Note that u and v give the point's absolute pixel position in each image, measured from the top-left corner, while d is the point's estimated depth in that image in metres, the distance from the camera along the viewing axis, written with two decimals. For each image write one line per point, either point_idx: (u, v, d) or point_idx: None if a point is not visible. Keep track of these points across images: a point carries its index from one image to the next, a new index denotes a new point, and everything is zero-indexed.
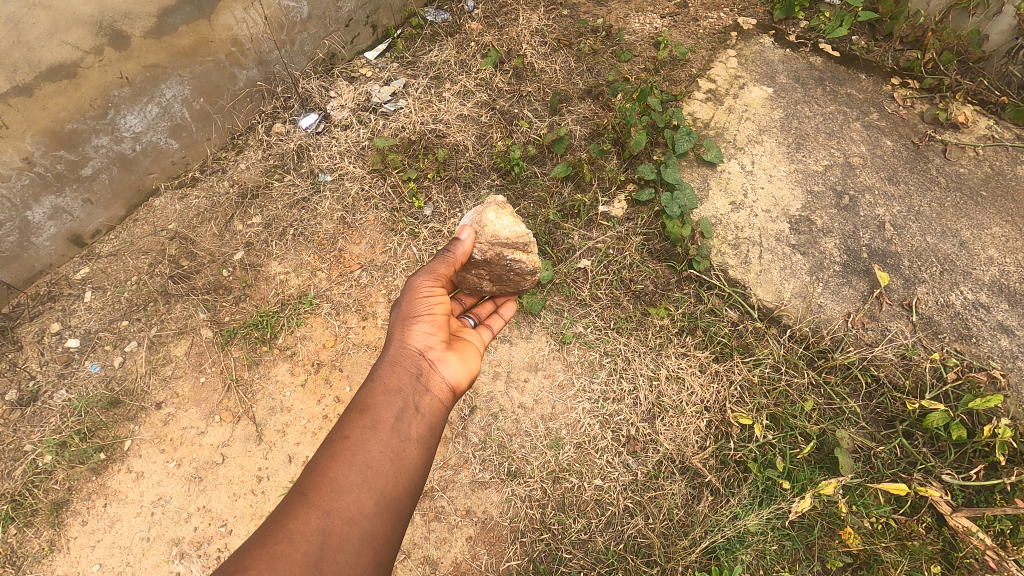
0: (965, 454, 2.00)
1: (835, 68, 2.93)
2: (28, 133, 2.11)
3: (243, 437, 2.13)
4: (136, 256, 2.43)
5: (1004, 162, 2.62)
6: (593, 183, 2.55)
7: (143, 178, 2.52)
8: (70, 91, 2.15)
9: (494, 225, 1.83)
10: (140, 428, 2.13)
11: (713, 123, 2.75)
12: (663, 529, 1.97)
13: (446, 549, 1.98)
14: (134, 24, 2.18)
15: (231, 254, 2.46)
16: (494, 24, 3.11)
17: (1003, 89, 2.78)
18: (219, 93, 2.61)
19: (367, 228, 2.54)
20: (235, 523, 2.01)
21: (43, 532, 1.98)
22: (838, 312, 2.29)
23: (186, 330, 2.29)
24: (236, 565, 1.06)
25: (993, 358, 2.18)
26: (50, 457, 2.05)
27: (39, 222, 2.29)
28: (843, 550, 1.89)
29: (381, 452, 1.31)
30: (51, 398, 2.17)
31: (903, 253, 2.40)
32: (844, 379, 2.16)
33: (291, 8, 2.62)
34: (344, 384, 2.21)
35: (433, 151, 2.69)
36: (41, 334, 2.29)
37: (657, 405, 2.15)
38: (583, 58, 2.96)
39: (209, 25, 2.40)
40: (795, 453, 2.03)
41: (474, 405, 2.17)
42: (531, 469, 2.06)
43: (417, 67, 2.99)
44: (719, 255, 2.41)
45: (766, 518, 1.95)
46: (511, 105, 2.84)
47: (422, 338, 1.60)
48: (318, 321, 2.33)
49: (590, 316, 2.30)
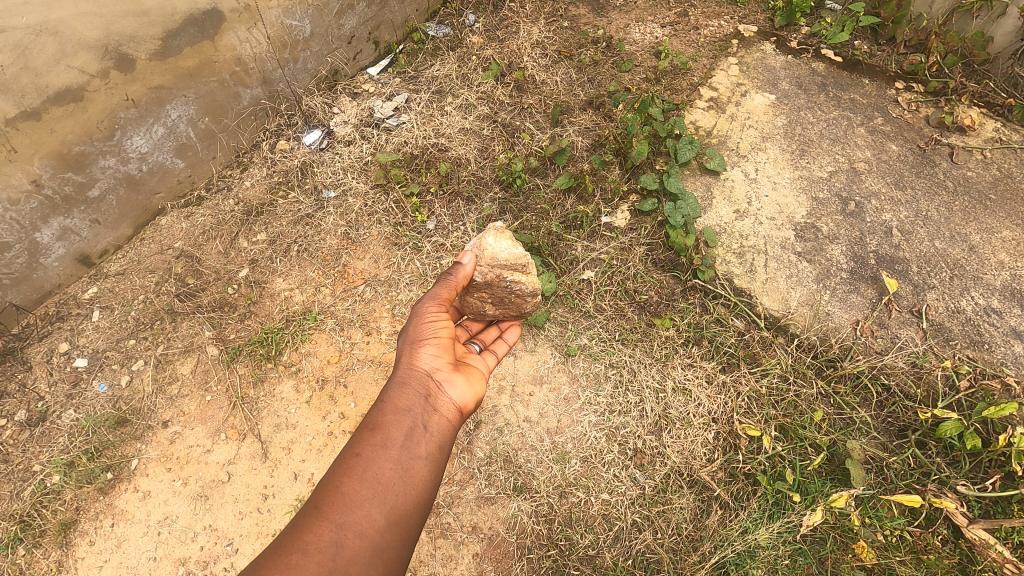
0: (981, 463, 1.96)
1: (838, 74, 2.92)
2: (36, 156, 2.14)
3: (249, 455, 2.13)
4: (143, 275, 2.45)
5: (1013, 165, 2.59)
6: (595, 194, 2.56)
7: (149, 198, 2.55)
8: (77, 114, 2.18)
9: (493, 249, 1.81)
10: (147, 447, 2.13)
11: (715, 132, 2.74)
12: (672, 545, 1.94)
13: (452, 566, 1.95)
14: (139, 48, 2.22)
15: (236, 271, 2.47)
16: (495, 37, 3.14)
17: (1010, 91, 2.75)
18: (223, 112, 2.64)
19: (370, 243, 2.56)
20: (241, 542, 2.00)
21: (51, 553, 1.98)
22: (846, 319, 2.26)
23: (193, 347, 2.31)
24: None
25: (1006, 365, 2.14)
26: (58, 477, 2.06)
27: (47, 243, 2.31)
28: (857, 565, 1.86)
29: (392, 469, 1.30)
30: (59, 418, 2.18)
31: (912, 259, 2.37)
32: (855, 388, 2.13)
33: (295, 27, 2.66)
34: (349, 401, 2.21)
35: (435, 165, 2.71)
36: (49, 354, 2.30)
37: (664, 417, 2.12)
38: (584, 70, 2.98)
39: (213, 45, 2.44)
40: (805, 465, 2.01)
41: (479, 419, 2.15)
42: (537, 484, 2.04)
43: (419, 82, 3.01)
44: (724, 264, 2.39)
45: (777, 533, 1.92)
46: (512, 118, 2.85)
47: (429, 359, 1.60)
48: (322, 337, 2.33)
49: (594, 328, 2.29)
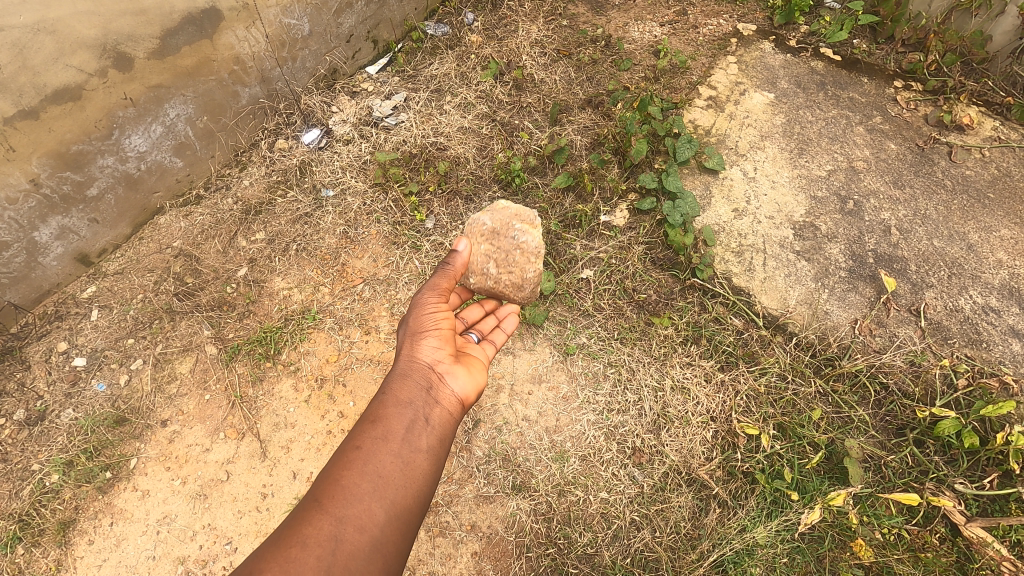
0: (979, 462, 1.96)
1: (837, 73, 2.92)
2: (34, 155, 2.14)
3: (248, 454, 2.13)
4: (142, 274, 2.45)
5: (1011, 163, 2.59)
6: (594, 192, 2.56)
7: (147, 197, 2.55)
8: (75, 113, 2.18)
9: (504, 206, 1.99)
10: (146, 446, 2.14)
11: (714, 130, 2.74)
12: (670, 543, 1.95)
13: (451, 564, 1.95)
14: (137, 46, 2.22)
15: (235, 270, 2.47)
16: (494, 36, 3.14)
17: (1008, 90, 2.75)
18: (222, 111, 2.63)
19: (369, 241, 2.56)
20: (240, 540, 2.00)
21: (50, 551, 1.98)
22: (844, 318, 2.26)
23: (191, 347, 2.31)
24: (250, 568, 1.06)
25: (1004, 363, 2.15)
26: (57, 476, 2.06)
27: (46, 242, 2.31)
28: (855, 563, 1.87)
29: (392, 462, 1.30)
30: (58, 417, 2.18)
31: (911, 258, 2.37)
32: (853, 387, 2.13)
33: (293, 25, 2.65)
34: (348, 400, 2.21)
35: (434, 164, 2.71)
36: (48, 353, 2.30)
37: (663, 416, 2.13)
38: (583, 68, 2.97)
39: (212, 44, 2.43)
40: (803, 463, 2.01)
41: (478, 418, 2.15)
42: (536, 483, 2.04)
43: (418, 81, 3.01)
44: (723, 263, 2.39)
45: (775, 531, 1.92)
46: (511, 116, 2.85)
47: (430, 352, 1.60)
48: (321, 336, 2.33)
49: (593, 327, 2.29)
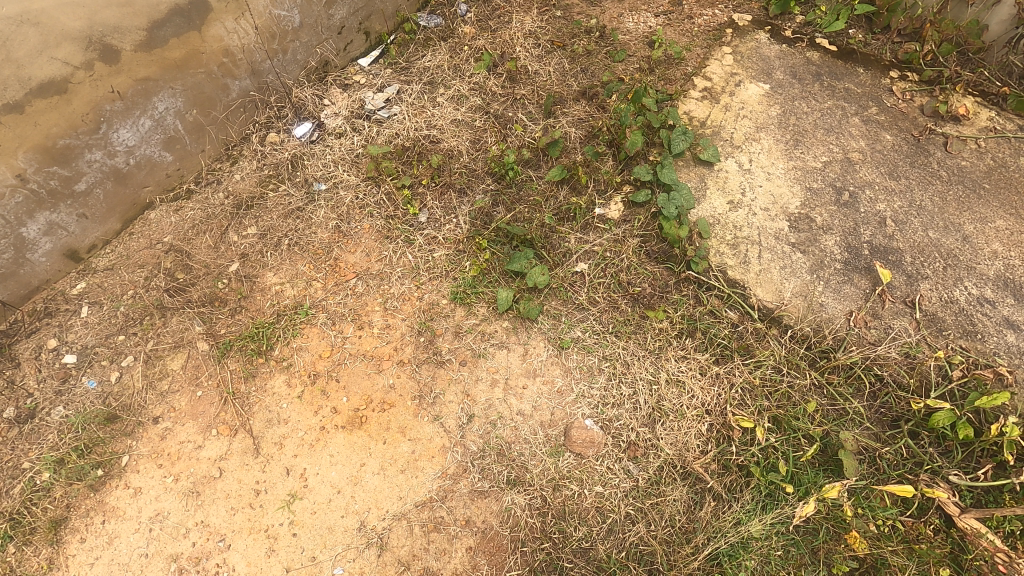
0: (973, 453, 1.96)
1: (833, 63, 2.90)
2: (20, 150, 2.11)
3: (241, 451, 2.10)
4: (132, 270, 2.43)
5: (1006, 154, 2.58)
6: (588, 185, 2.55)
7: (136, 192, 2.51)
8: (61, 106, 2.16)
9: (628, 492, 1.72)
10: (138, 444, 2.11)
11: (709, 122, 2.72)
12: (665, 536, 1.94)
13: (446, 560, 1.93)
14: (124, 38, 2.21)
15: (226, 266, 2.45)
16: (487, 28, 3.11)
17: (1004, 80, 2.73)
18: (212, 105, 2.60)
19: (362, 236, 2.53)
20: (234, 538, 1.96)
21: (42, 550, 1.95)
22: (840, 310, 2.25)
23: (183, 343, 2.29)
24: None
25: (999, 354, 2.14)
26: (48, 474, 2.04)
27: (33, 238, 2.28)
28: (849, 555, 1.86)
29: None
30: (49, 415, 2.16)
31: (905, 249, 2.36)
32: (847, 379, 2.13)
33: (283, 17, 2.62)
34: (341, 395, 2.19)
35: (427, 157, 2.69)
36: (38, 350, 2.28)
37: (657, 410, 2.12)
38: (577, 59, 2.95)
39: (200, 36, 2.41)
40: (798, 456, 2.01)
41: (472, 413, 2.14)
42: (531, 477, 2.02)
43: (411, 73, 2.98)
44: (718, 255, 2.38)
45: (770, 523, 1.92)
46: (504, 108, 2.83)
47: None
48: (314, 332, 2.31)
49: (588, 320, 2.28)
